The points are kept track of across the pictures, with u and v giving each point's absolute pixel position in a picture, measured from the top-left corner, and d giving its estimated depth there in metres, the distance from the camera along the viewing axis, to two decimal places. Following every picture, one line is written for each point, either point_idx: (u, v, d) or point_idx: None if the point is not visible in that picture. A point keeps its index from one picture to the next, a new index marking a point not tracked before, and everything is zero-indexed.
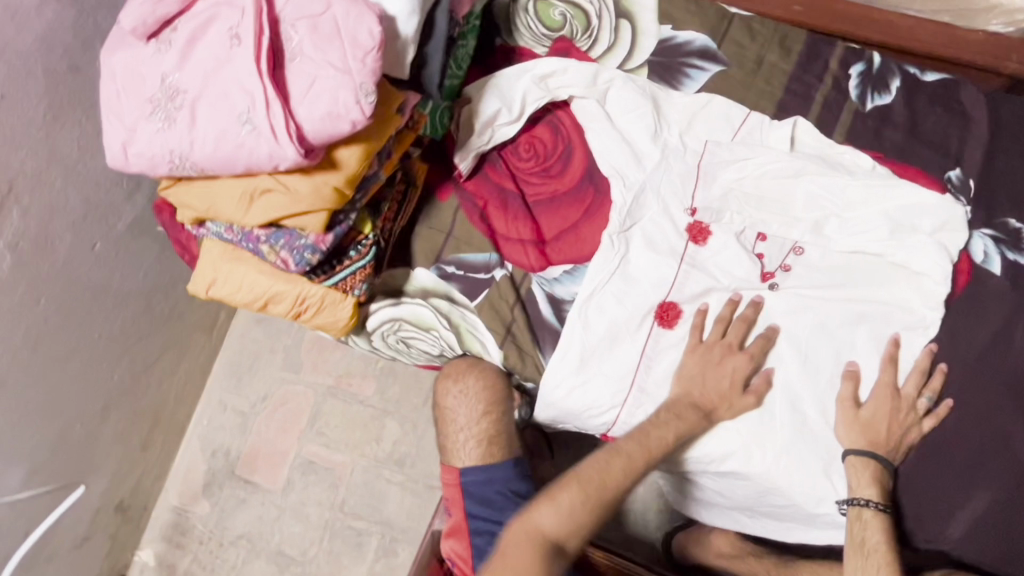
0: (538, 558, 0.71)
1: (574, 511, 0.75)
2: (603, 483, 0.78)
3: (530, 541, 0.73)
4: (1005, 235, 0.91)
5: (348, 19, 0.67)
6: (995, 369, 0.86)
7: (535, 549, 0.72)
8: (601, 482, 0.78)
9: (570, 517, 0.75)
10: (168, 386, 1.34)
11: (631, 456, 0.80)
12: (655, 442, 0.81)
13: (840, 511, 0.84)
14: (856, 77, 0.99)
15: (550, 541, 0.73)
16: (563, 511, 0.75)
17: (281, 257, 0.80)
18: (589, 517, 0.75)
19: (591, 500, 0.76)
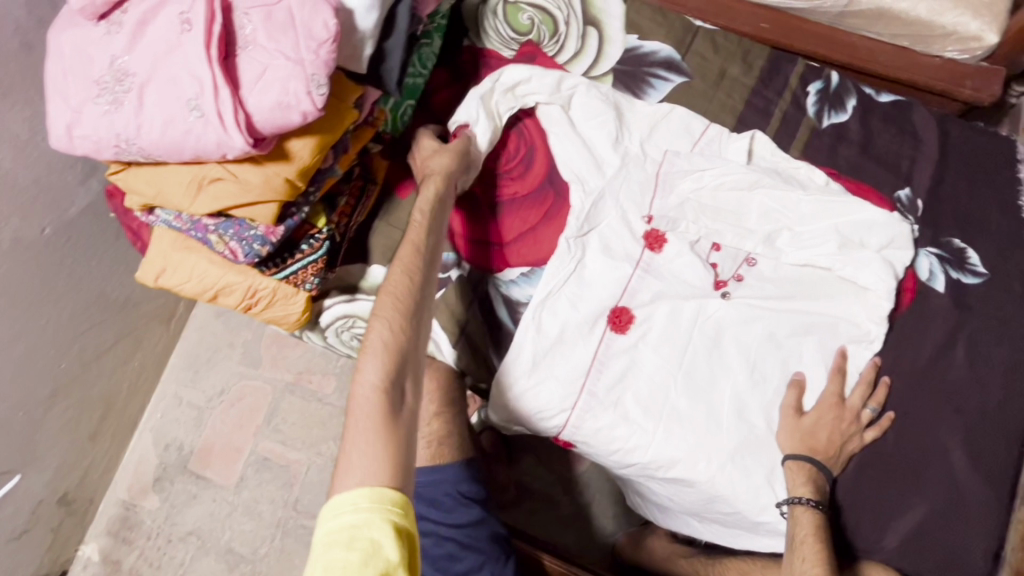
0: (381, 417, 0.67)
1: (389, 341, 0.72)
2: (399, 303, 0.75)
3: (367, 402, 0.68)
4: (949, 255, 0.94)
5: (303, 10, 0.67)
6: (935, 383, 0.89)
7: (375, 408, 0.68)
8: (396, 302, 0.75)
9: (390, 355, 0.71)
10: (121, 376, 1.31)
11: (409, 265, 0.78)
12: (413, 234, 0.81)
13: (782, 513, 0.85)
14: (814, 94, 1.01)
15: (386, 388, 0.69)
16: (379, 347, 0.72)
17: (229, 247, 0.78)
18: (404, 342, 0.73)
19: (399, 324, 0.74)
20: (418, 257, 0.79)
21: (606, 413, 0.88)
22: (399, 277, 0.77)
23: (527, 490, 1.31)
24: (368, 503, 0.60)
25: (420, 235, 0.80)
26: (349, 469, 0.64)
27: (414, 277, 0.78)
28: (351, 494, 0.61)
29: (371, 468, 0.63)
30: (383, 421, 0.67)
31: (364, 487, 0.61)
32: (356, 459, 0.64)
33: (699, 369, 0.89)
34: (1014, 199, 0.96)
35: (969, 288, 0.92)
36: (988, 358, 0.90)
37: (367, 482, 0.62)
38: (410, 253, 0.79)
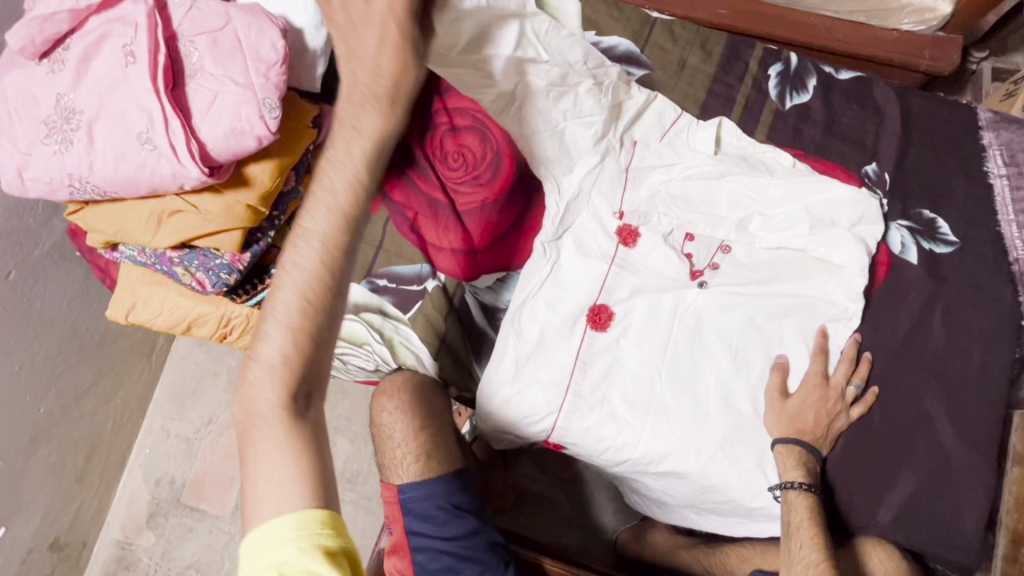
0: (283, 442, 0.57)
1: (289, 350, 0.58)
2: (306, 297, 0.58)
3: (263, 424, 0.57)
4: (920, 226, 0.94)
5: (249, 34, 0.66)
6: (916, 354, 0.90)
7: (273, 431, 0.57)
8: (304, 291, 0.58)
9: (292, 366, 0.57)
10: (104, 415, 1.29)
11: (325, 240, 0.59)
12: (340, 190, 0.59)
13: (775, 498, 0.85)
14: (775, 77, 1.01)
15: (285, 407, 0.58)
16: (278, 357, 0.57)
17: (197, 278, 0.76)
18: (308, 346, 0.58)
19: (304, 325, 0.58)
20: (338, 230, 0.59)
21: (593, 412, 0.88)
22: (306, 262, 0.58)
23: (526, 493, 1.30)
24: (295, 532, 0.54)
25: (346, 192, 0.59)
26: (259, 498, 0.56)
27: (332, 256, 0.58)
28: (273, 525, 0.54)
29: (285, 494, 0.55)
30: (284, 447, 0.57)
31: (285, 516, 0.54)
32: (263, 487, 0.56)
33: (682, 360, 0.89)
34: (978, 166, 0.97)
35: (941, 257, 0.93)
36: (965, 325, 0.91)
37: (285, 510, 0.55)
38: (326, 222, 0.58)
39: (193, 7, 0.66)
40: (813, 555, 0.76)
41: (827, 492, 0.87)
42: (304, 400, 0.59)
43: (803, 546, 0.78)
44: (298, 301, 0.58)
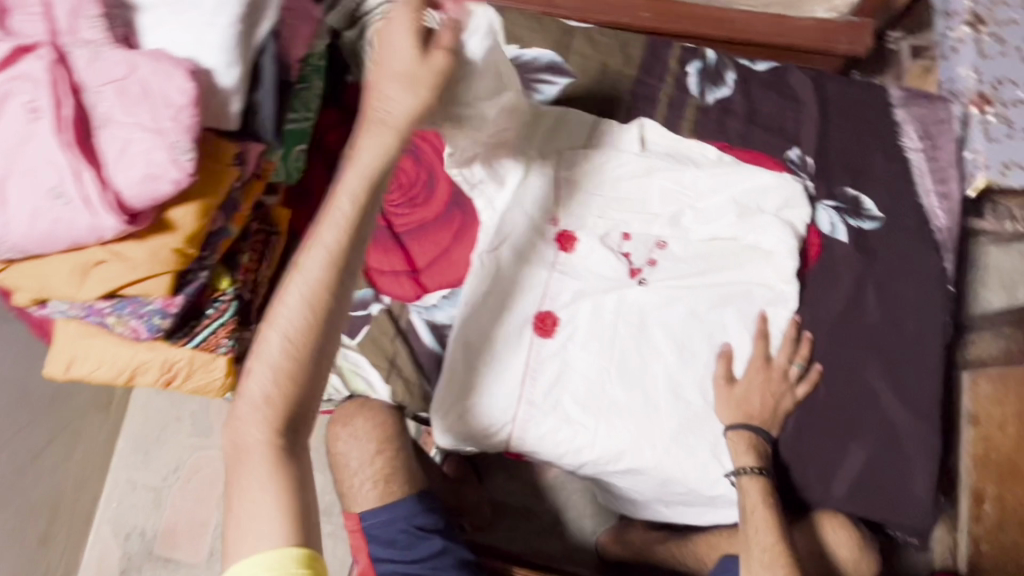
0: (270, 476, 0.60)
1: (273, 390, 0.61)
2: (296, 335, 0.62)
3: (250, 461, 0.60)
4: (845, 205, 0.97)
5: (155, 79, 0.66)
6: (855, 329, 0.93)
7: (259, 466, 0.60)
8: (292, 334, 0.62)
9: (275, 396, 0.61)
10: (64, 473, 1.26)
11: (314, 283, 0.62)
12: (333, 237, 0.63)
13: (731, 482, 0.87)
14: (694, 74, 1.04)
15: (271, 443, 0.61)
16: (262, 396, 0.61)
17: (131, 326, 0.76)
18: (294, 386, 0.62)
19: (292, 367, 0.61)
20: (324, 271, 0.63)
21: (547, 417, 0.89)
22: (294, 303, 0.62)
23: (503, 505, 1.31)
24: (271, 570, 0.56)
25: (340, 234, 0.63)
26: (240, 532, 0.58)
27: (320, 301, 0.63)
28: (252, 561, 0.57)
29: (268, 530, 0.58)
30: (272, 480, 0.60)
31: (264, 552, 0.57)
32: (247, 523, 0.58)
33: (630, 357, 0.91)
34: (895, 142, 1.01)
35: (869, 233, 0.96)
36: (897, 296, 0.94)
37: (265, 546, 0.57)
38: (317, 267, 0.63)
39: (96, 57, 0.66)
40: (769, 537, 0.79)
41: (781, 473, 0.89)
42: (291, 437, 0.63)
43: (760, 528, 0.80)
44: (283, 344, 0.62)
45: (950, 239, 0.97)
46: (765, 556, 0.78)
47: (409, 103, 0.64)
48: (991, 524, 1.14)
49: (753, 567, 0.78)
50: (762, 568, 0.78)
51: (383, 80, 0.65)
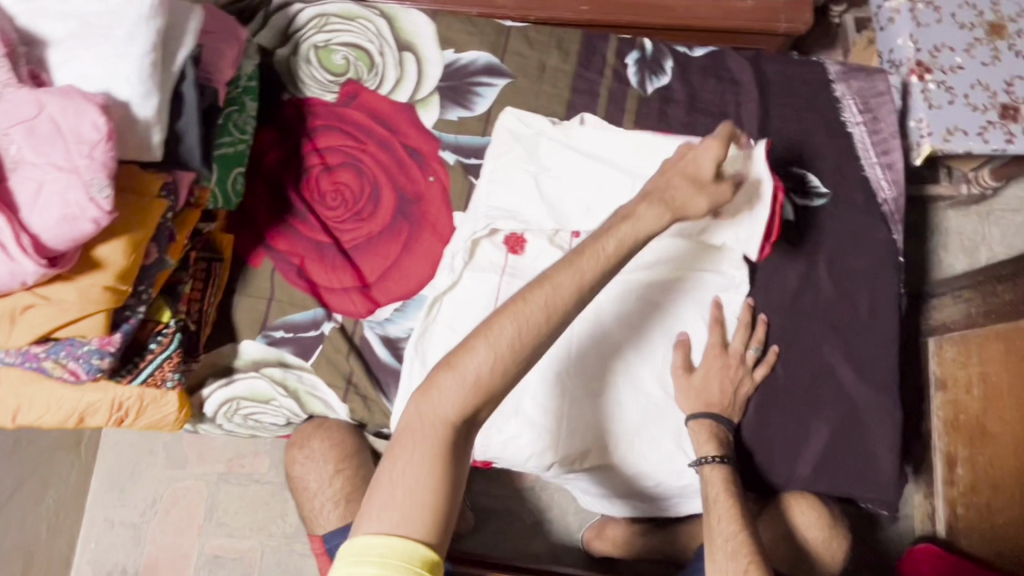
0: (437, 460, 0.60)
1: (487, 373, 0.61)
2: (529, 332, 0.62)
3: (424, 436, 0.60)
4: (791, 184, 0.98)
5: (65, 115, 0.64)
6: (808, 309, 0.93)
7: (431, 447, 0.60)
8: (522, 333, 0.62)
9: (461, 406, 0.61)
10: (36, 518, 1.24)
11: (560, 297, 0.64)
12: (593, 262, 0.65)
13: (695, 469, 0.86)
14: (633, 65, 1.04)
15: (455, 425, 0.61)
16: (475, 374, 0.61)
17: (69, 368, 0.74)
18: (499, 383, 0.62)
19: (509, 362, 0.62)
20: (569, 293, 0.64)
21: (508, 423, 0.88)
22: (509, 332, 0.62)
23: (486, 510, 1.31)
24: (397, 559, 0.56)
25: (569, 301, 0.64)
26: (388, 500, 0.59)
27: (553, 317, 0.63)
28: (380, 540, 0.57)
29: (409, 511, 0.58)
30: (437, 462, 0.60)
31: (396, 536, 0.57)
32: (397, 494, 0.59)
33: (588, 355, 0.90)
34: (837, 117, 1.01)
35: (816, 211, 0.97)
36: (850, 270, 0.94)
37: (399, 530, 0.58)
38: (569, 282, 0.64)
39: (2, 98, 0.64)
40: (731, 526, 0.77)
41: (745, 459, 0.89)
42: (467, 428, 0.62)
43: (723, 519, 0.78)
44: (514, 333, 0.62)
45: (897, 210, 0.97)
46: (728, 546, 0.75)
47: (697, 205, 0.75)
48: (964, 487, 1.16)
49: (717, 558, 0.75)
50: (726, 559, 0.74)
51: (676, 175, 0.76)
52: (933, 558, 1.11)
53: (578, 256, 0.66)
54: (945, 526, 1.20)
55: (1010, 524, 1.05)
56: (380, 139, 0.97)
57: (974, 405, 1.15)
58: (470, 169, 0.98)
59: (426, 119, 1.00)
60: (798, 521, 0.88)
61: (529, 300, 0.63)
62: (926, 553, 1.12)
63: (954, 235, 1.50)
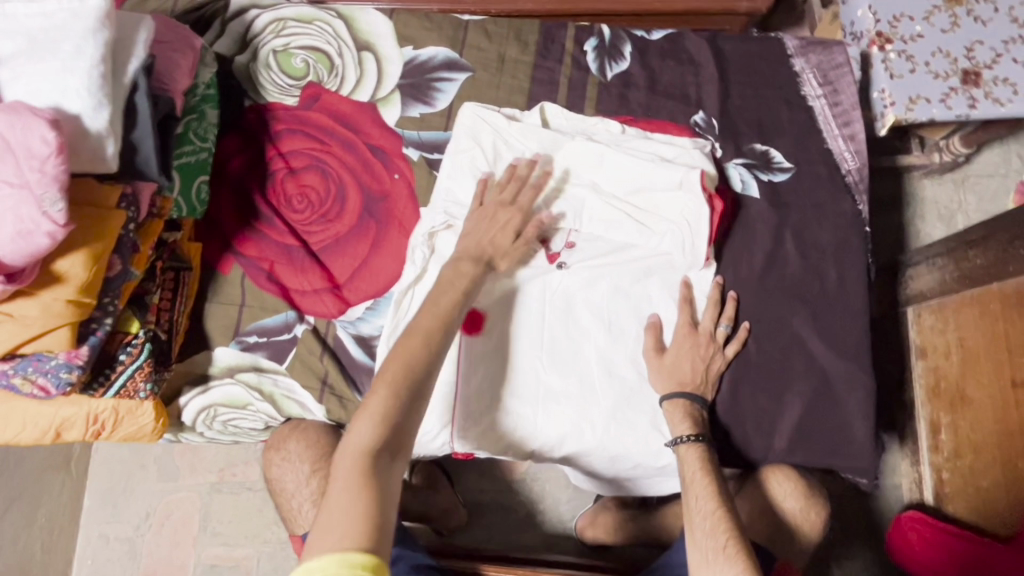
0: (365, 481, 0.65)
1: (389, 402, 0.71)
2: (414, 362, 0.74)
3: (350, 466, 0.66)
4: (755, 160, 0.98)
5: (16, 131, 0.64)
6: (777, 284, 0.93)
7: (357, 471, 0.66)
8: (408, 364, 0.74)
9: (377, 434, 0.69)
10: (30, 538, 1.25)
11: (432, 333, 0.78)
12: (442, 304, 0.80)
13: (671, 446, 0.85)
14: (592, 52, 1.04)
15: (373, 451, 0.68)
16: (379, 404, 0.70)
17: (38, 384, 0.74)
18: (401, 406, 0.71)
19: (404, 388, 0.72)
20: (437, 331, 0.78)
21: (484, 414, 0.89)
22: (398, 368, 0.74)
23: (478, 505, 1.31)
24: (339, 567, 0.57)
25: (426, 335, 0.77)
26: (326, 525, 0.61)
27: (431, 349, 0.76)
28: (320, 559, 0.58)
29: (347, 527, 0.61)
30: (364, 482, 0.65)
31: (335, 551, 0.58)
32: (334, 517, 0.62)
33: (560, 342, 0.91)
34: (797, 92, 1.02)
35: (781, 185, 0.97)
36: (816, 243, 0.95)
37: (339, 545, 0.59)
38: (434, 322, 0.79)
39: None
40: (709, 504, 0.78)
41: (721, 433, 0.90)
42: (388, 454, 0.69)
43: (702, 497, 0.79)
44: (401, 364, 0.74)
45: (861, 179, 0.97)
46: (707, 524, 0.76)
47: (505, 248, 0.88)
48: (949, 453, 1.16)
49: (696, 537, 0.77)
50: (706, 538, 0.76)
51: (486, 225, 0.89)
52: (923, 527, 1.11)
53: (432, 302, 0.81)
54: (932, 493, 1.20)
55: (992, 486, 1.06)
56: (344, 140, 0.98)
57: (953, 370, 1.15)
58: (434, 164, 0.99)
59: (388, 117, 1.00)
60: (776, 494, 0.89)
61: (408, 342, 0.76)
62: (914, 519, 1.13)
63: (931, 204, 1.50)
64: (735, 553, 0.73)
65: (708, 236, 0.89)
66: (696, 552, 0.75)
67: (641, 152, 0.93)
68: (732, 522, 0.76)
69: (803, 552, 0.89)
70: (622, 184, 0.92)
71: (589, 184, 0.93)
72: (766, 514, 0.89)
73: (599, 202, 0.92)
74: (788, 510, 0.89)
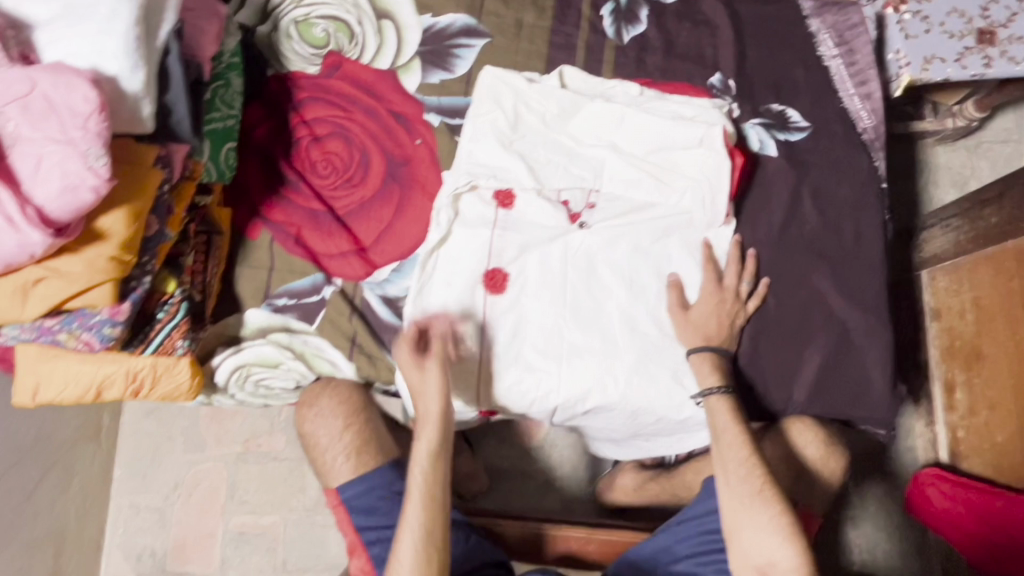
0: None
1: (422, 550, 0.78)
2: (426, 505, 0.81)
3: None
4: (772, 120, 0.99)
5: (58, 90, 0.65)
6: (796, 240, 0.95)
7: None
8: (421, 508, 0.80)
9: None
10: (64, 506, 1.28)
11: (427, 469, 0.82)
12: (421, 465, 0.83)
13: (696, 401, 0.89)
14: (609, 15, 1.05)
15: None
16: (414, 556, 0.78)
17: (83, 339, 0.78)
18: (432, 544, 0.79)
19: (428, 527, 0.80)
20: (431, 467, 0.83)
21: (509, 369, 0.91)
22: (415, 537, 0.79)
23: (498, 470, 1.34)
24: None
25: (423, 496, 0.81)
26: None
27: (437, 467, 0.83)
28: None
29: None
30: None
31: None
32: None
33: (582, 300, 0.93)
34: (813, 53, 1.03)
35: (798, 144, 0.98)
36: (833, 200, 0.96)
37: None
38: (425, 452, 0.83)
39: None
40: (741, 452, 0.83)
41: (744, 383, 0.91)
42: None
43: (731, 446, 0.84)
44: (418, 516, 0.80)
45: (877, 137, 0.99)
46: (741, 470, 0.83)
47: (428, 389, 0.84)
48: (963, 411, 1.18)
49: (730, 481, 0.83)
50: (739, 480, 0.82)
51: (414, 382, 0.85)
52: (940, 482, 1.13)
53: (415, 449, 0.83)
54: (947, 451, 1.22)
55: (1008, 440, 1.07)
56: (365, 107, 0.99)
57: (968, 329, 1.17)
58: (456, 130, 1.00)
59: (409, 84, 1.01)
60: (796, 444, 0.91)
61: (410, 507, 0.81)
62: (931, 474, 1.15)
63: (944, 170, 1.51)
64: (770, 497, 0.81)
65: (728, 193, 0.91)
66: (734, 496, 0.81)
67: (658, 112, 0.95)
68: (760, 468, 0.82)
69: (823, 496, 0.92)
70: (641, 143, 0.95)
71: (609, 145, 0.95)
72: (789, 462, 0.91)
73: (620, 161, 0.94)
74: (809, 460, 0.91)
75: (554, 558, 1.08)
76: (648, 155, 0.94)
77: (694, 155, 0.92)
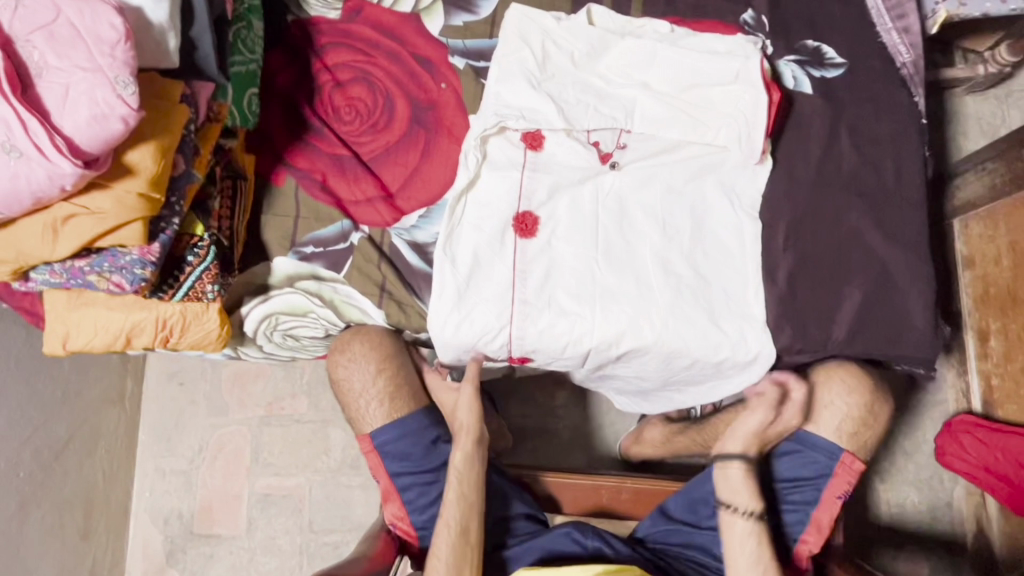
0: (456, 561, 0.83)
1: (459, 504, 0.87)
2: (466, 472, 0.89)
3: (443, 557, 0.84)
4: (807, 57, 0.96)
5: (84, 18, 0.64)
6: (833, 177, 0.92)
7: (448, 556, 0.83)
8: (461, 472, 0.89)
9: (455, 525, 0.85)
10: (91, 469, 1.29)
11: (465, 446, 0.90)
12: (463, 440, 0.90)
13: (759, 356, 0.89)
14: None
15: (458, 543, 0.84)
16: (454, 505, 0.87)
17: (114, 281, 0.77)
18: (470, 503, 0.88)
19: (468, 490, 0.88)
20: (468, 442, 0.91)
21: (542, 313, 0.89)
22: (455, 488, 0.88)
23: (525, 429, 1.33)
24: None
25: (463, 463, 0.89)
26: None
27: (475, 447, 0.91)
28: None
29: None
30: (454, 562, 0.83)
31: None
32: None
33: (615, 241, 0.91)
34: None
35: (834, 81, 0.95)
36: (872, 137, 0.93)
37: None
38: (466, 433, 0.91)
39: (18, 6, 0.64)
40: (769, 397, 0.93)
41: (769, 480, 0.97)
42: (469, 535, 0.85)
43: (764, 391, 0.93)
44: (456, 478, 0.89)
45: (916, 72, 0.95)
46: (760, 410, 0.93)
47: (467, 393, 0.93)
48: (998, 358, 1.16)
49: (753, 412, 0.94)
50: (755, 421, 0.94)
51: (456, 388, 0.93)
52: (975, 428, 1.11)
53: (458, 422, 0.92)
54: (980, 400, 1.20)
55: None
56: (388, 51, 0.97)
57: (1004, 275, 1.15)
58: (481, 73, 0.98)
59: (432, 28, 0.98)
60: (828, 395, 0.94)
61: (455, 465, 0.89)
62: (964, 421, 1.13)
63: (973, 121, 1.46)
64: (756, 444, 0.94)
65: (765, 129, 0.88)
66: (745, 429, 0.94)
67: (690, 47, 0.93)
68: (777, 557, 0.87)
69: (867, 444, 0.95)
70: (673, 81, 0.92)
71: (640, 84, 0.93)
72: (826, 415, 0.94)
73: (651, 100, 0.92)
74: (848, 415, 0.94)
75: (585, 510, 1.07)
76: (682, 93, 0.92)
77: (729, 92, 0.90)
